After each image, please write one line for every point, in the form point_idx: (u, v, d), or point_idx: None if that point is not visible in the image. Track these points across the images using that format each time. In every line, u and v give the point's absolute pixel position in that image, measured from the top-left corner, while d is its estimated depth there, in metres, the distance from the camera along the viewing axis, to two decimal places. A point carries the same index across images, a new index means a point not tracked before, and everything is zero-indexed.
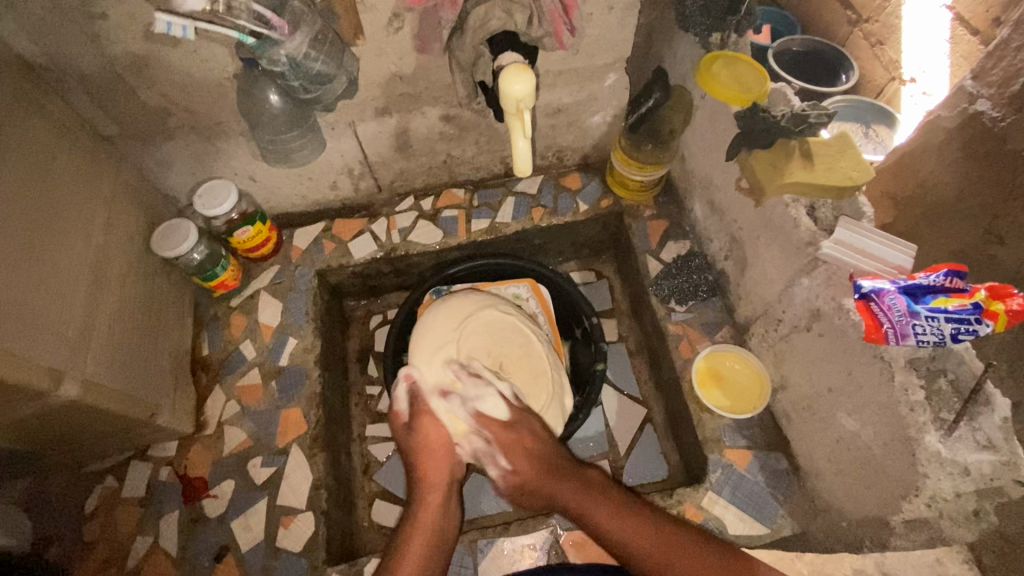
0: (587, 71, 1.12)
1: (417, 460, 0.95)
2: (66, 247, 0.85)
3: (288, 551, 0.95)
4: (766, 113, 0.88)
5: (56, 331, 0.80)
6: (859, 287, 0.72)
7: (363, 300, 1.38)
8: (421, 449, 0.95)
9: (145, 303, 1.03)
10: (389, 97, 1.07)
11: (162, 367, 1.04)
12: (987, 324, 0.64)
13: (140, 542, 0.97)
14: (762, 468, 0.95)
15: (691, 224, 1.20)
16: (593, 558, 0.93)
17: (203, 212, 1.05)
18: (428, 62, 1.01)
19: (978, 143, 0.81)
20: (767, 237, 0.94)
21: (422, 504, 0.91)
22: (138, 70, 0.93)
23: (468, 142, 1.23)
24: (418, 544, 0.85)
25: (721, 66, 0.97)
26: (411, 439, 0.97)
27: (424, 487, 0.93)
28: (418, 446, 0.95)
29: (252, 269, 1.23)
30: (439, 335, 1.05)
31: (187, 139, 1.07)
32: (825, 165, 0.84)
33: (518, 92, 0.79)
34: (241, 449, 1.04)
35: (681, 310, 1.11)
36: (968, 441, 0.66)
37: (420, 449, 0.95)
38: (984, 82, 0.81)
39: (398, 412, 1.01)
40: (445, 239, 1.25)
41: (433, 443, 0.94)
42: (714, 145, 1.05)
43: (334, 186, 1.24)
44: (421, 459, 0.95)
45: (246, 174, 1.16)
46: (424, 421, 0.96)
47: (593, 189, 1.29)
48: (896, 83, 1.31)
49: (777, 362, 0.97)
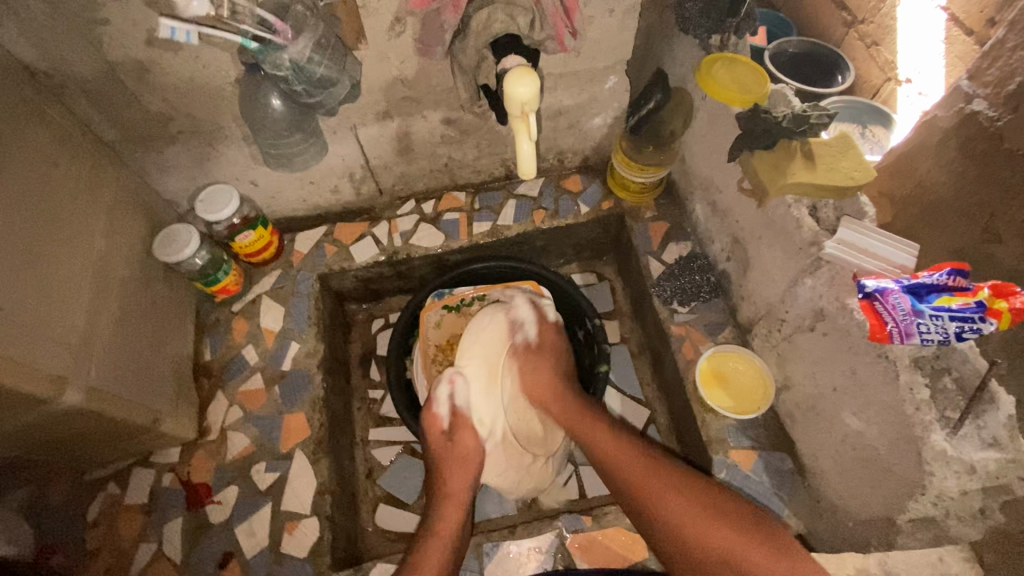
0: (587, 73, 1.13)
1: (446, 470, 0.97)
2: (67, 255, 0.84)
3: (293, 556, 0.95)
4: (768, 114, 0.89)
5: (59, 339, 0.80)
6: (863, 286, 0.73)
7: (364, 304, 1.37)
8: (451, 457, 0.98)
9: (147, 310, 1.02)
10: (390, 101, 1.07)
11: (164, 374, 1.03)
12: (991, 322, 0.64)
13: (144, 549, 0.96)
14: (766, 468, 0.95)
15: (691, 226, 1.20)
16: (599, 561, 0.93)
17: (206, 216, 1.05)
18: (430, 66, 1.01)
19: (976, 142, 0.82)
20: (770, 238, 0.94)
21: (440, 516, 0.91)
22: (139, 75, 0.92)
23: (469, 145, 1.22)
24: (435, 557, 0.84)
25: (721, 67, 0.97)
26: (446, 448, 0.99)
27: (449, 499, 0.94)
28: (451, 457, 0.98)
29: (254, 274, 1.22)
30: (483, 345, 1.08)
31: (188, 144, 1.07)
32: (827, 166, 0.84)
33: (522, 94, 0.80)
34: (245, 454, 1.04)
35: (684, 311, 1.11)
36: (974, 439, 0.67)
37: (451, 458, 0.98)
38: (979, 83, 0.82)
39: (435, 416, 1.01)
40: (447, 242, 1.25)
41: (467, 452, 0.98)
42: (715, 146, 1.06)
43: (336, 191, 1.24)
44: (451, 467, 0.97)
45: (247, 178, 1.16)
46: (461, 432, 0.99)
47: (594, 191, 1.29)
48: (891, 83, 1.31)
49: (781, 362, 0.97)
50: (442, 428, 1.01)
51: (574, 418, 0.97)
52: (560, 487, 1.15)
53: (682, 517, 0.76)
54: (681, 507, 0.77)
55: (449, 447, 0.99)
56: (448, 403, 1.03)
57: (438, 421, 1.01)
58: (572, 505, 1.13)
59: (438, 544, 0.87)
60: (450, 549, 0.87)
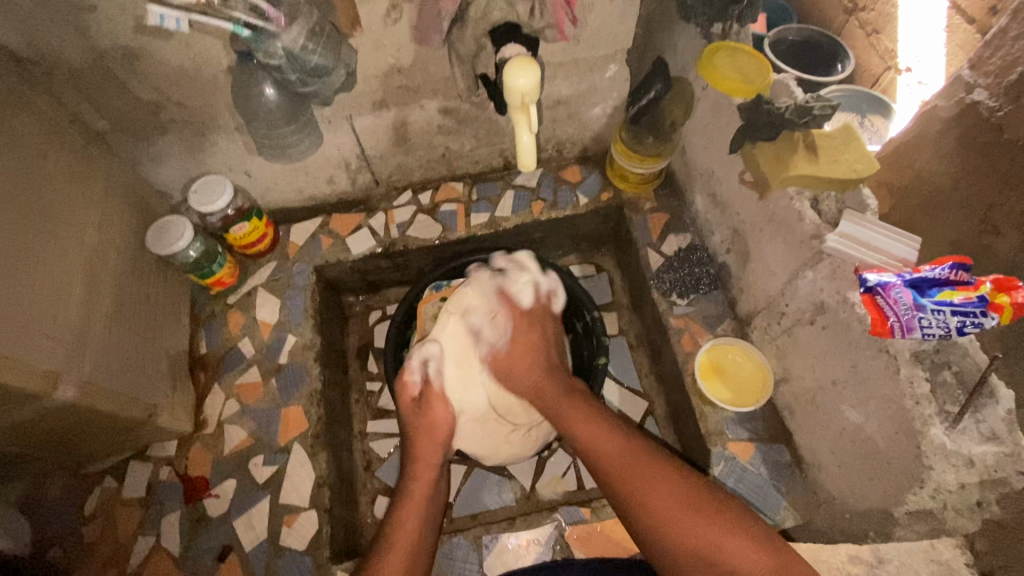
0: (587, 62, 1.11)
1: (415, 437, 0.94)
2: (59, 250, 0.83)
3: (292, 549, 0.95)
4: (770, 105, 0.88)
5: (51, 334, 0.79)
6: (865, 280, 0.73)
7: (361, 296, 1.36)
8: (420, 425, 0.95)
9: (141, 303, 1.01)
10: (387, 90, 1.05)
11: (160, 367, 1.02)
12: (992, 317, 0.64)
13: (142, 542, 0.96)
14: (764, 459, 0.96)
15: (691, 217, 1.19)
16: (597, 552, 0.93)
17: (199, 208, 1.03)
18: (428, 53, 0.99)
19: (976, 133, 0.81)
20: (771, 230, 0.93)
21: (414, 478, 0.89)
22: (129, 63, 0.90)
23: (466, 135, 1.20)
24: (411, 517, 0.83)
25: (723, 57, 0.96)
26: (417, 418, 0.96)
27: (419, 465, 0.91)
28: (421, 426, 0.95)
29: (249, 266, 1.21)
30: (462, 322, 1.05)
31: (180, 134, 1.05)
32: (829, 158, 0.83)
33: (522, 85, 0.78)
34: (243, 447, 1.03)
35: (683, 303, 1.11)
36: (973, 433, 0.67)
37: (422, 429, 0.94)
38: (981, 72, 0.81)
39: (407, 384, 0.99)
40: (444, 233, 1.24)
41: (438, 425, 0.95)
42: (716, 137, 1.05)
43: (331, 181, 1.22)
44: (420, 439, 0.94)
45: (241, 169, 1.14)
46: (432, 404, 0.96)
47: (593, 181, 1.28)
48: (891, 72, 1.29)
49: (780, 355, 0.97)
50: (414, 396, 0.98)
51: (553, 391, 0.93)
52: (558, 479, 1.15)
53: (663, 504, 0.73)
54: (663, 502, 0.73)
55: (420, 417, 0.96)
56: (422, 370, 1.00)
57: (410, 388, 0.98)
58: (569, 497, 1.14)
59: (412, 509, 0.85)
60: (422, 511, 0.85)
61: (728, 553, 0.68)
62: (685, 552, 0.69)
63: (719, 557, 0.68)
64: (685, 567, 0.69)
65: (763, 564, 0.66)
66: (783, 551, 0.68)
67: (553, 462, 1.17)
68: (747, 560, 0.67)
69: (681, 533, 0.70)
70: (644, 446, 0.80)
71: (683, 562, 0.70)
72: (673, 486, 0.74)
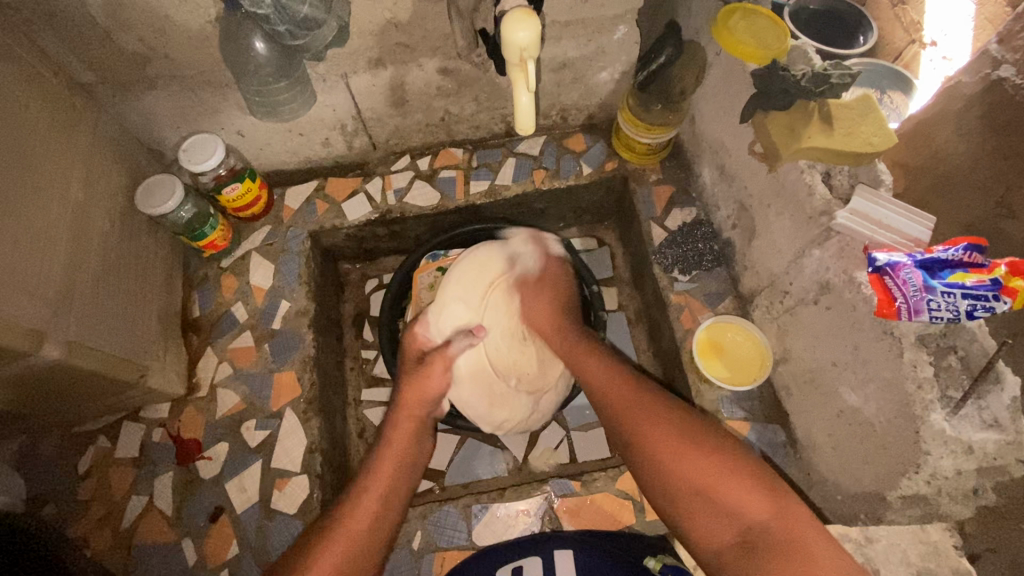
0: (595, 22, 1.05)
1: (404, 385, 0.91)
2: (41, 203, 0.80)
3: (282, 513, 0.95)
4: (786, 72, 0.83)
5: (35, 292, 0.77)
6: (874, 260, 0.69)
7: (358, 263, 1.35)
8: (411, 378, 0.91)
9: (130, 263, 0.99)
10: (384, 47, 1.00)
11: (150, 328, 1.01)
12: (1004, 301, 0.62)
13: (135, 501, 0.97)
14: (758, 439, 0.95)
15: (698, 190, 1.16)
16: (586, 525, 0.94)
17: (189, 167, 1.00)
18: (425, 8, 0.94)
19: (999, 111, 0.76)
20: (778, 206, 0.90)
21: (393, 427, 0.86)
22: (112, 11, 0.86)
23: (467, 98, 1.16)
24: (389, 462, 0.81)
25: (738, 19, 0.90)
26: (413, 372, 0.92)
27: (402, 410, 0.88)
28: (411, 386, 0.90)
29: (242, 230, 1.18)
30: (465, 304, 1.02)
31: (169, 89, 1.01)
32: (844, 130, 0.79)
33: (522, 40, 0.74)
34: (235, 411, 1.03)
35: (684, 279, 1.08)
36: (974, 419, 0.65)
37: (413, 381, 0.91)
38: (1009, 47, 0.75)
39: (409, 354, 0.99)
40: (443, 201, 1.20)
41: (427, 390, 0.90)
42: (727, 105, 1.00)
43: (327, 143, 1.19)
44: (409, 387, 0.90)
45: (233, 128, 1.10)
46: (431, 363, 0.92)
47: (598, 151, 1.23)
48: (916, 45, 1.21)
49: (781, 335, 0.95)
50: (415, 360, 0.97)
51: (573, 351, 0.93)
52: (551, 451, 1.15)
53: (664, 455, 0.73)
54: (668, 447, 0.73)
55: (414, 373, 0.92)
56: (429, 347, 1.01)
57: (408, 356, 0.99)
58: (561, 469, 1.14)
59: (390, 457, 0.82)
60: (402, 453, 0.83)
61: (733, 498, 0.67)
62: (687, 493, 0.70)
63: (720, 504, 0.67)
64: (689, 516, 0.69)
65: (766, 510, 0.65)
66: (783, 496, 0.67)
67: (546, 435, 1.16)
68: (750, 508, 0.66)
69: (681, 486, 0.70)
70: (652, 392, 0.80)
71: (688, 511, 0.69)
72: (676, 436, 0.73)
